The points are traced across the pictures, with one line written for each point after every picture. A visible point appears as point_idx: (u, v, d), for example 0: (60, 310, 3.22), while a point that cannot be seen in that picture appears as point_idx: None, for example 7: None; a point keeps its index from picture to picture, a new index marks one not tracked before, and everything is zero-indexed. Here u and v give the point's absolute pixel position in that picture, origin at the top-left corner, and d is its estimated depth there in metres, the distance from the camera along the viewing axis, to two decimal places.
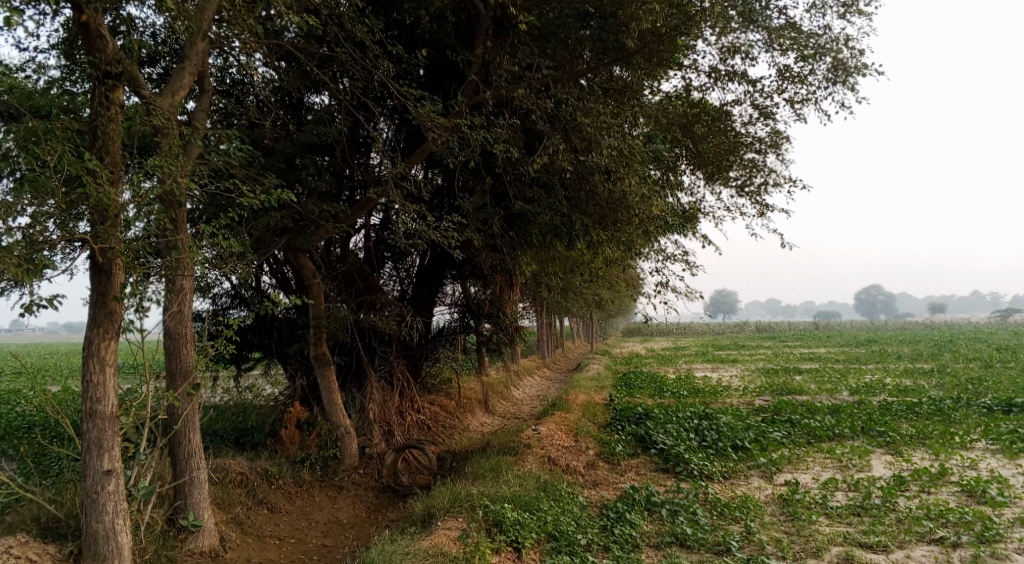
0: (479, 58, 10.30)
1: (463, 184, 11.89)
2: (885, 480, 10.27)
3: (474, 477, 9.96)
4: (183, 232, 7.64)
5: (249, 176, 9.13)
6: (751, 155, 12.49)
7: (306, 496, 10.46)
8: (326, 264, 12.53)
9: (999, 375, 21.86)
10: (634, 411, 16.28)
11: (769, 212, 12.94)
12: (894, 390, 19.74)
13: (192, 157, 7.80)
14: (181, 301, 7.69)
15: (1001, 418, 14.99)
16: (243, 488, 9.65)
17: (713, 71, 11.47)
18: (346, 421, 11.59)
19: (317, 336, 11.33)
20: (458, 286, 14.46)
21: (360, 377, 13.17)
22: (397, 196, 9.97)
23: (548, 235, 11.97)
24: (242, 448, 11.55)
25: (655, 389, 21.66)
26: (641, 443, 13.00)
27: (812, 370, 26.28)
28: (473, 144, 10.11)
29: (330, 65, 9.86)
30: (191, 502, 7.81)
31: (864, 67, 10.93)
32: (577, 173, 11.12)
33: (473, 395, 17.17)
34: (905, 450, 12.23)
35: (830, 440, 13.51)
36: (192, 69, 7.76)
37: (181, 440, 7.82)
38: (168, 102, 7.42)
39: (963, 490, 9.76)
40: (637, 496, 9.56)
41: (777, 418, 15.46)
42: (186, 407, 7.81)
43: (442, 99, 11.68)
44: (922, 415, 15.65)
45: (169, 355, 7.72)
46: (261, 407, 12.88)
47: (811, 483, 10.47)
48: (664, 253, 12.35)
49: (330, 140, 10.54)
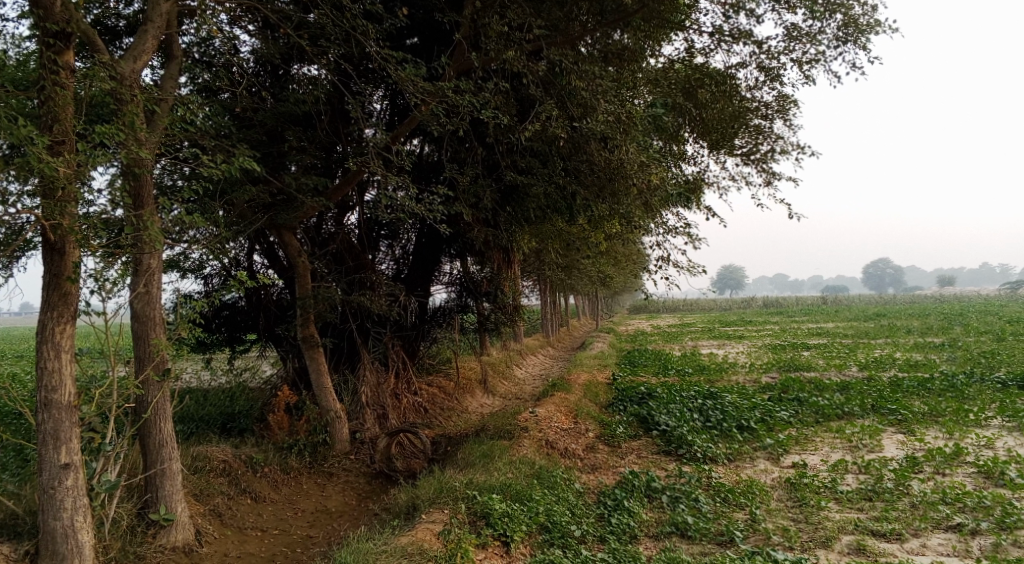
0: (468, 20, 9.74)
1: (454, 154, 11.37)
2: (897, 461, 9.79)
3: (465, 464, 9.53)
4: (148, 208, 7.23)
5: (221, 149, 8.61)
6: (757, 121, 11.90)
7: (294, 484, 10.05)
8: (315, 243, 12.08)
9: (1014, 349, 21.30)
10: (637, 390, 15.83)
11: (775, 180, 12.36)
12: (904, 366, 19.22)
13: (157, 128, 7.32)
14: (148, 282, 7.29)
15: (1017, 394, 14.46)
16: (225, 477, 9.27)
17: (716, 32, 10.93)
18: (337, 406, 11.12)
19: (304, 317, 10.83)
20: (456, 264, 13.95)
21: (354, 359, 12.71)
22: (381, 169, 9.43)
23: (545, 209, 11.46)
24: (229, 433, 11.14)
25: (659, 367, 21.20)
26: (643, 424, 12.56)
27: (821, 346, 25.76)
28: (461, 112, 9.58)
29: (310, 30, 9.33)
30: (163, 495, 7.43)
31: (877, 25, 10.30)
32: (573, 142, 10.56)
33: (473, 376, 16.78)
34: (918, 429, 11.75)
35: (839, 419, 13.03)
36: (155, 32, 7.21)
37: (151, 430, 7.42)
38: (128, 68, 6.94)
39: (980, 472, 9.28)
40: (637, 481, 9.14)
41: (785, 396, 14.99)
42: (155, 393, 7.39)
43: (428, 63, 11.15)
44: (935, 392, 15.14)
45: (136, 339, 7.29)
46: (253, 389, 12.48)
47: (819, 465, 10.02)
48: (665, 226, 11.80)
49: (312, 110, 10.03)
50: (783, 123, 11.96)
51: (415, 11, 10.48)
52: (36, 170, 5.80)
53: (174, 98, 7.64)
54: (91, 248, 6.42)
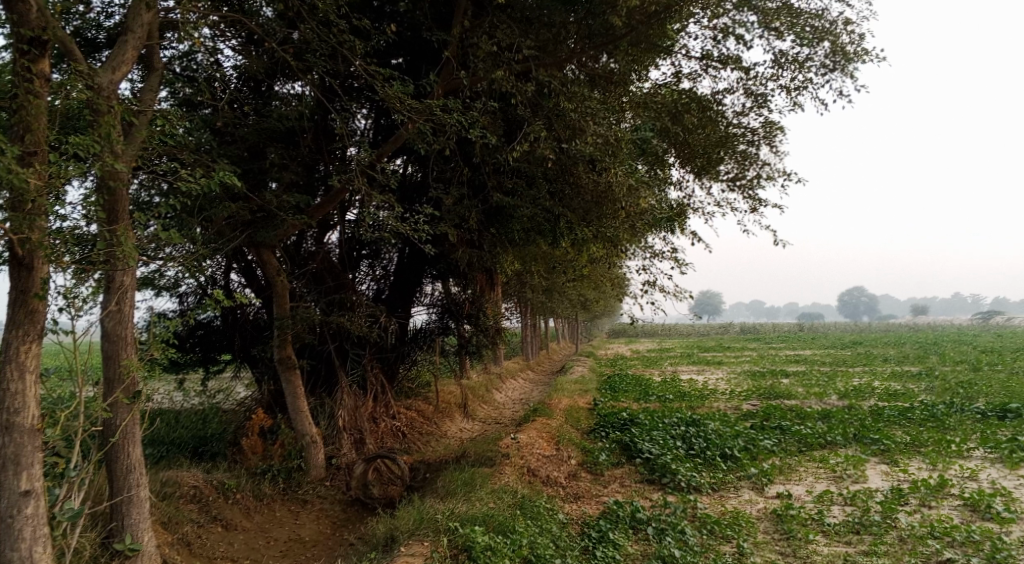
0: (456, 39, 9.65)
1: (440, 174, 11.22)
2: (883, 493, 9.67)
3: (446, 492, 9.27)
4: (124, 223, 7.00)
5: (200, 164, 8.40)
6: (744, 147, 11.86)
7: (266, 511, 9.72)
8: (294, 262, 11.84)
9: (990, 379, 21.45)
10: (619, 416, 15.65)
11: (761, 206, 12.32)
12: (883, 395, 19.21)
13: (135, 142, 7.08)
14: (121, 301, 7.02)
15: (997, 425, 14.48)
16: (196, 504, 8.96)
17: (704, 58, 10.93)
18: (313, 430, 10.82)
19: (281, 338, 10.51)
20: (438, 285, 13.79)
21: (332, 381, 12.44)
22: (366, 187, 9.25)
23: (530, 231, 11.32)
24: (201, 457, 10.80)
25: (640, 393, 21.05)
26: (626, 452, 12.36)
27: (800, 373, 25.81)
28: (448, 131, 9.46)
29: (296, 45, 9.19)
30: (129, 524, 7.12)
31: (865, 53, 10.35)
32: (560, 165, 10.46)
33: (452, 400, 16.51)
34: (901, 460, 11.68)
35: (822, 448, 12.93)
36: (136, 42, 7.01)
37: (119, 455, 7.10)
38: (105, 79, 6.72)
39: (966, 504, 9.19)
40: (622, 513, 8.95)
41: (768, 424, 14.87)
42: (124, 417, 7.08)
43: (416, 81, 11.03)
44: (915, 421, 15.12)
45: (105, 360, 6.98)
46: (227, 412, 12.15)
47: (804, 496, 9.88)
48: (651, 250, 11.69)
49: (295, 127, 9.85)
50: (769, 150, 11.94)
51: (402, 29, 10.40)
52: (5, 182, 5.55)
53: (154, 111, 7.42)
54: (62, 264, 6.17)
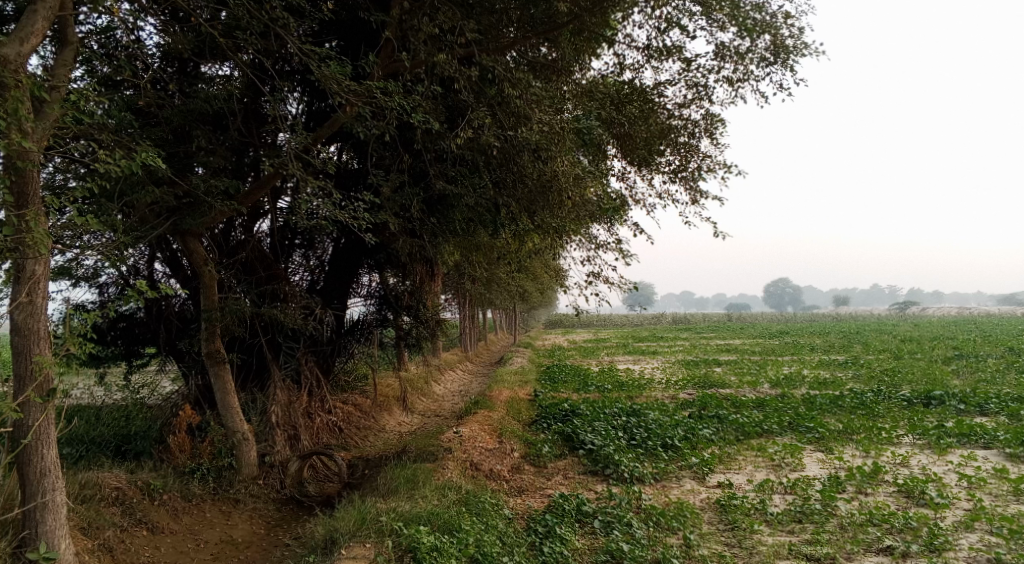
0: (396, 20, 9.25)
1: (379, 161, 10.81)
2: (821, 481, 9.80)
3: (387, 491, 8.95)
4: (34, 208, 6.41)
5: (120, 146, 7.84)
6: (685, 139, 11.82)
7: (195, 512, 9.19)
8: (223, 251, 11.24)
9: (913, 367, 22.28)
10: (560, 407, 15.55)
11: (702, 198, 12.35)
12: (814, 383, 19.69)
13: (49, 121, 6.52)
14: (32, 291, 6.43)
15: (922, 412, 14.96)
16: (118, 507, 8.43)
17: (646, 48, 10.87)
18: (244, 426, 10.22)
19: (209, 332, 9.92)
20: (375, 277, 13.44)
21: (263, 374, 11.95)
22: (301, 172, 8.79)
23: (472, 221, 11.04)
24: (123, 457, 10.20)
25: (580, 383, 21.07)
26: (568, 443, 12.24)
27: (733, 362, 26.32)
28: (388, 114, 9.09)
29: (223, 21, 8.62)
30: (44, 531, 6.61)
31: (804, 47, 10.43)
32: (503, 152, 10.19)
33: (391, 393, 16.11)
34: (835, 447, 11.91)
35: (759, 437, 13.09)
36: (46, 12, 6.43)
37: (32, 457, 6.55)
38: (11, 51, 6.18)
39: (901, 491, 9.38)
40: (568, 506, 8.81)
41: (706, 413, 15.01)
42: (37, 416, 6.51)
43: (354, 61, 10.63)
44: (845, 409, 15.51)
45: (15, 355, 6.40)
46: (152, 408, 11.52)
47: (745, 485, 9.95)
48: (595, 240, 11.56)
49: (225, 109, 9.30)
50: (710, 142, 11.95)
51: (337, 10, 9.93)
52: None
53: (69, 88, 6.81)
54: None
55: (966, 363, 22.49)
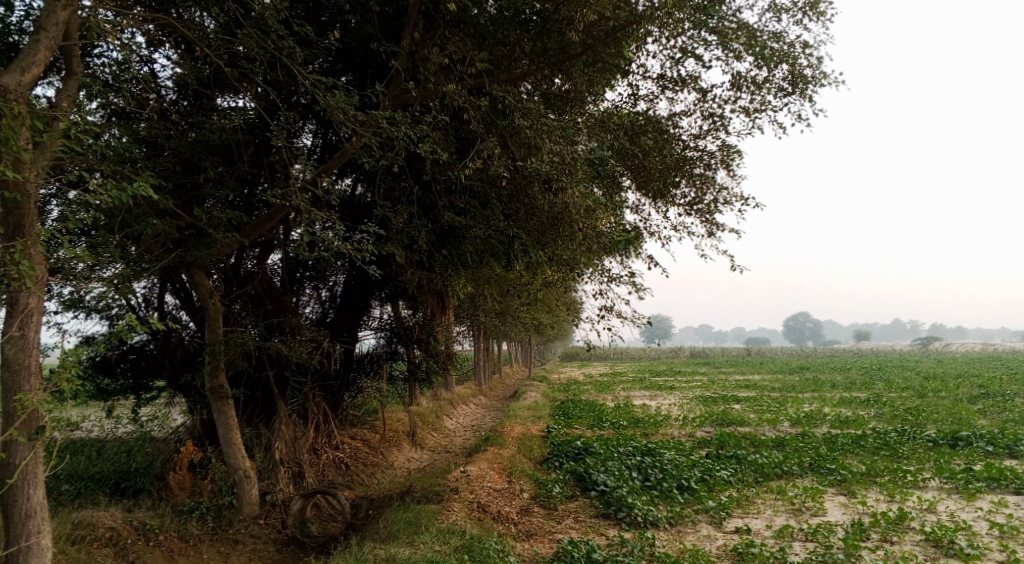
0: (405, 50, 9.19)
1: (388, 192, 10.70)
2: (844, 528, 9.35)
3: (388, 535, 8.62)
4: (28, 239, 6.27)
5: (122, 177, 7.75)
6: (700, 170, 11.57)
7: (193, 554, 8.83)
8: (230, 284, 11.11)
9: (937, 406, 21.59)
10: (573, 444, 15.14)
11: (717, 231, 12.07)
12: (835, 422, 19.11)
13: (49, 152, 6.40)
14: (24, 325, 6.26)
15: (948, 453, 14.39)
16: (112, 548, 8.17)
17: (660, 79, 10.71)
18: (247, 464, 9.94)
19: (213, 367, 9.72)
20: (387, 309, 13.26)
21: (269, 411, 11.65)
22: (306, 204, 8.67)
23: (483, 253, 10.84)
24: (123, 494, 9.98)
25: (595, 419, 20.63)
26: (580, 484, 11.86)
27: (751, 399, 25.70)
28: (395, 145, 8.97)
29: (232, 52, 8.59)
30: None
31: (823, 77, 10.22)
32: (513, 183, 10.04)
33: (400, 428, 15.82)
34: (859, 491, 11.43)
35: (779, 478, 12.61)
36: (49, 42, 6.40)
37: (19, 498, 6.33)
38: (11, 81, 6.10)
39: (928, 539, 8.91)
40: (576, 553, 8.42)
41: (724, 453, 14.53)
42: (24, 455, 6.30)
43: (362, 90, 10.53)
44: (868, 449, 14.98)
45: (4, 392, 6.22)
46: (155, 443, 11.32)
47: (764, 531, 9.53)
48: (608, 274, 11.27)
49: (233, 140, 9.24)
50: (726, 174, 11.69)
51: (348, 41, 9.91)
52: None
53: (71, 118, 6.73)
54: None
55: (993, 402, 21.76)
